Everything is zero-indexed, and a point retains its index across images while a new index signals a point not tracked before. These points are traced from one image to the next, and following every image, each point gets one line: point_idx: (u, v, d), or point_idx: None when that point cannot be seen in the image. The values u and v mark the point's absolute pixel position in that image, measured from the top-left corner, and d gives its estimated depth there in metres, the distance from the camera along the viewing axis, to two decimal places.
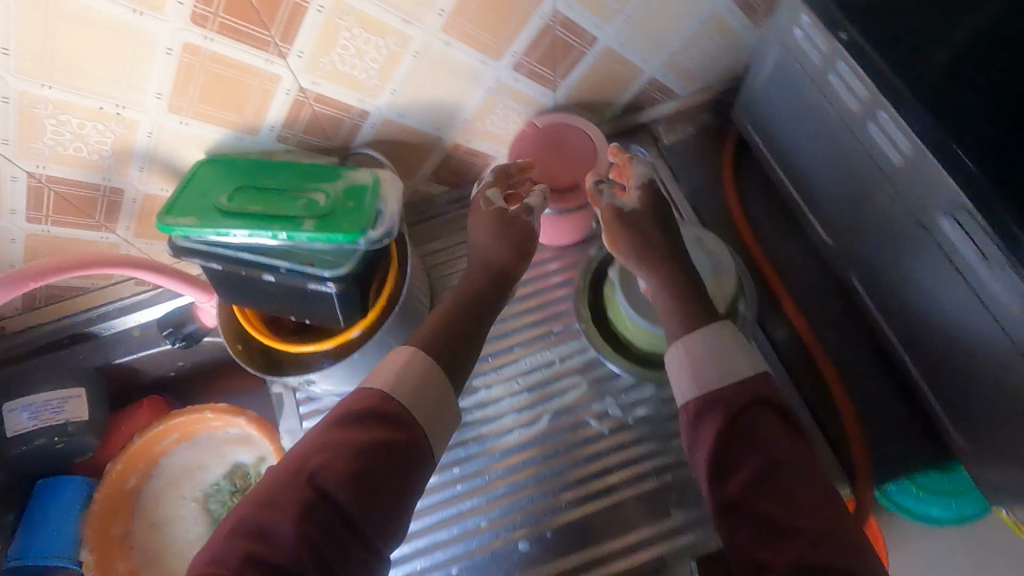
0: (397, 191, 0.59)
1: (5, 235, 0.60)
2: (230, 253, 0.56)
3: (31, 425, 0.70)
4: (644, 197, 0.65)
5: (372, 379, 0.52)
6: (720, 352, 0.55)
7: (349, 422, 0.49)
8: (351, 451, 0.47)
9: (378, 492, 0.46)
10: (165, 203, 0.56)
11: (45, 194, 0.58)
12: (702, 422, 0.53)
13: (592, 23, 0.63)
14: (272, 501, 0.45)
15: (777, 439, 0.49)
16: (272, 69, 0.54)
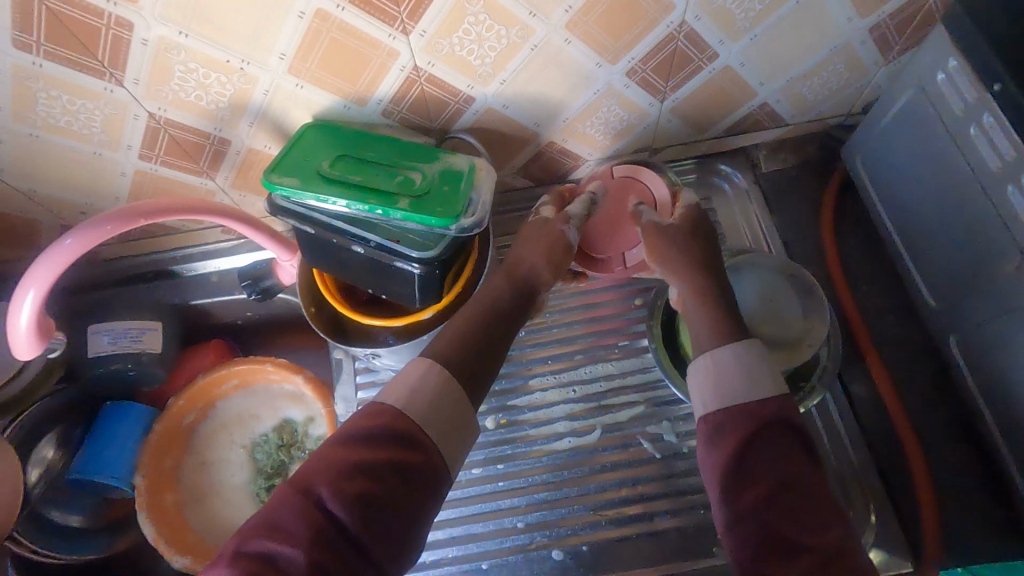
0: (491, 182, 0.58)
1: (116, 168, 0.63)
2: (324, 218, 0.57)
3: (108, 351, 0.73)
4: (685, 217, 0.64)
5: (386, 394, 0.51)
6: (742, 363, 0.54)
7: (360, 438, 0.47)
8: (360, 470, 0.45)
9: (390, 512, 0.44)
10: (270, 162, 0.58)
11: (160, 135, 0.60)
12: (717, 447, 0.50)
13: (716, 38, 0.60)
14: (277, 524, 0.43)
15: (789, 459, 0.46)
16: (393, 44, 0.54)
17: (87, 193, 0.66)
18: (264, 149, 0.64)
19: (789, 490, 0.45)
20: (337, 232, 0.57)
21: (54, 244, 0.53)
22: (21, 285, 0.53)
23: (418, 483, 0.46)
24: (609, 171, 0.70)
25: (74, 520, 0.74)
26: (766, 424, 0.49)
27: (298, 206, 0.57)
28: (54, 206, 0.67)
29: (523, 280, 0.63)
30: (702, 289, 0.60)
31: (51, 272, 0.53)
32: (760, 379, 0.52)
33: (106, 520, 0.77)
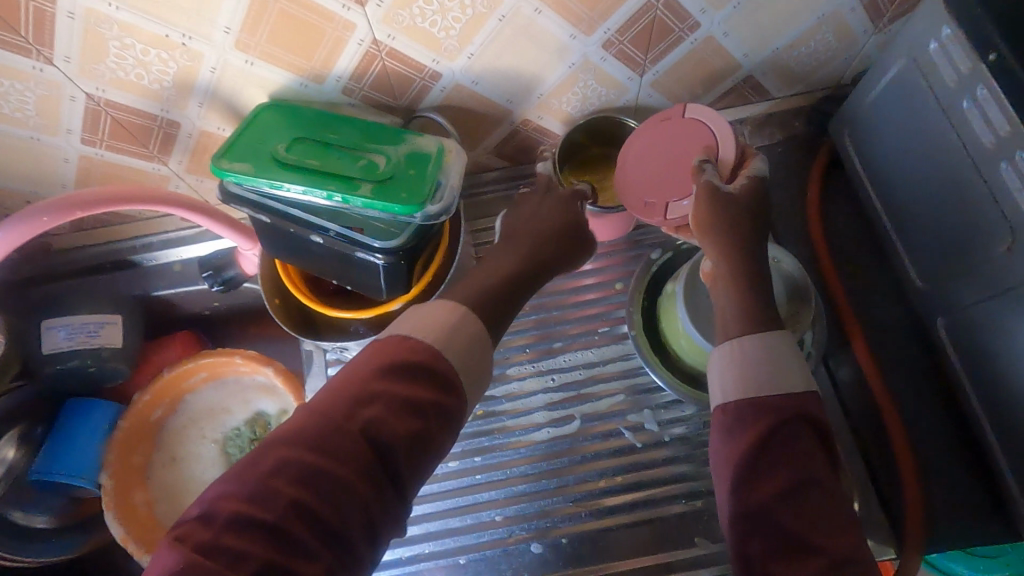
0: (459, 164, 0.55)
1: (58, 153, 0.59)
2: (281, 206, 0.54)
3: (64, 346, 0.69)
4: (745, 190, 0.56)
5: (421, 328, 0.47)
6: (772, 354, 0.50)
7: (396, 368, 0.44)
8: (405, 407, 0.42)
9: (428, 456, 0.43)
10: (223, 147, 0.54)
11: (101, 118, 0.56)
12: (735, 431, 0.48)
13: (698, 6, 0.56)
14: (319, 445, 0.40)
15: (811, 460, 0.44)
16: (348, 16, 0.50)
17: (29, 181, 0.62)
18: (218, 132, 0.60)
19: (809, 488, 0.43)
20: (295, 222, 0.54)
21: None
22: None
23: (453, 427, 0.45)
24: (682, 111, 0.61)
25: (40, 522, 0.72)
26: (791, 420, 0.46)
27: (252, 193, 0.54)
28: None
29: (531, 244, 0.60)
30: (734, 275, 0.55)
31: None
32: (788, 373, 0.49)
33: (72, 521, 0.75)
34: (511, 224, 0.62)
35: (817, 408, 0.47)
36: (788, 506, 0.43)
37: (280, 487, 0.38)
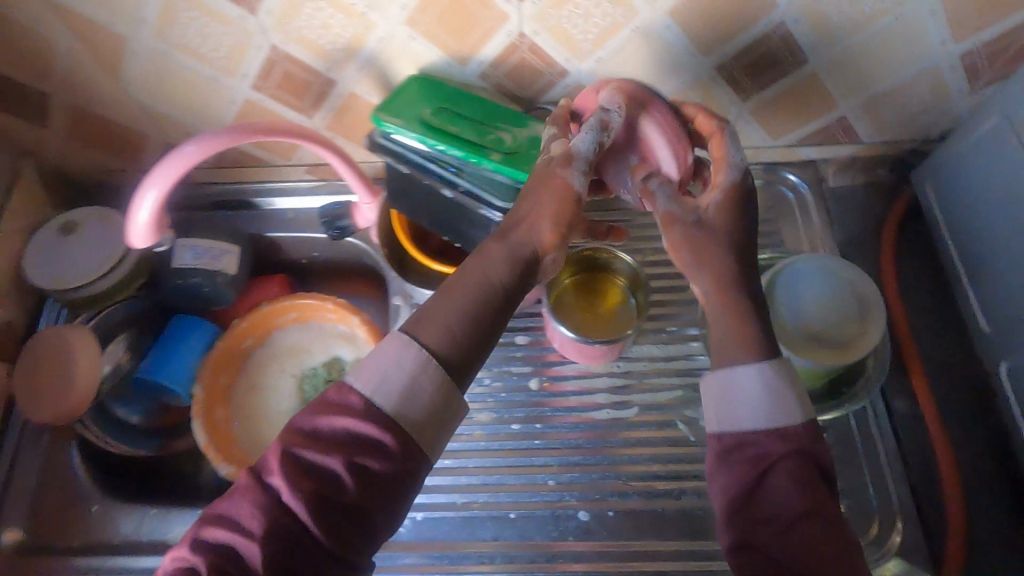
0: (547, 134, 0.59)
1: (229, 94, 0.68)
2: (418, 160, 0.61)
3: (190, 264, 0.77)
4: (720, 206, 0.57)
5: (350, 378, 0.49)
6: (765, 387, 0.51)
7: (310, 433, 0.47)
8: (319, 470, 0.46)
9: (344, 517, 0.45)
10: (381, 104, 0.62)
11: (275, 68, 0.65)
12: (729, 466, 0.50)
13: (810, 44, 0.63)
14: (239, 517, 0.45)
15: (804, 496, 0.46)
16: (506, 9, 0.58)
17: (196, 115, 0.71)
18: (365, 96, 0.68)
19: (801, 523, 0.45)
20: (431, 174, 0.62)
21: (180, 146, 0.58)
22: (144, 185, 0.58)
23: (378, 484, 0.46)
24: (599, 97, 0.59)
25: (135, 419, 0.80)
26: (786, 453, 0.48)
27: (395, 146, 0.62)
28: (165, 123, 0.73)
29: (522, 249, 0.54)
30: (725, 287, 0.55)
31: (174, 170, 0.57)
32: (779, 409, 0.50)
33: (164, 425, 0.82)
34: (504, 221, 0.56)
35: (810, 444, 0.48)
36: (783, 541, 0.45)
37: (206, 560, 0.45)
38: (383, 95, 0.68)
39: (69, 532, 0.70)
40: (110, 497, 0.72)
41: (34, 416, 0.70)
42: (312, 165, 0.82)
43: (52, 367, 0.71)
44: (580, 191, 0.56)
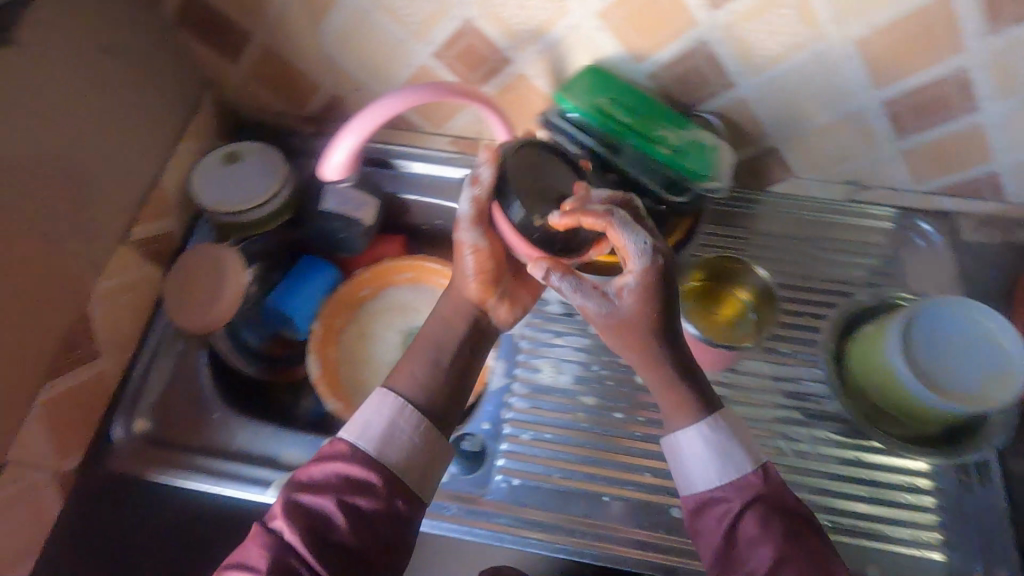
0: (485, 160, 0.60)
1: (410, 57, 0.73)
2: (590, 146, 0.66)
3: (337, 211, 0.83)
4: (640, 288, 0.56)
5: (332, 445, 0.57)
6: (717, 446, 0.58)
7: (302, 484, 0.55)
8: (313, 509, 0.53)
9: (339, 548, 0.52)
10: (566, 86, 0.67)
11: (461, 40, 0.69)
12: (703, 516, 0.57)
13: (987, 93, 0.63)
14: (245, 560, 0.52)
15: (774, 540, 0.53)
16: (697, 15, 0.61)
17: (372, 73, 0.77)
18: (532, 79, 0.72)
19: (780, 562, 0.52)
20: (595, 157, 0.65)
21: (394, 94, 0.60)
22: (350, 125, 0.60)
23: (373, 514, 0.54)
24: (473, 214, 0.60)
25: (253, 342, 0.86)
26: (748, 502, 0.55)
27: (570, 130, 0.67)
28: (340, 77, 0.79)
29: (463, 305, 0.65)
30: (652, 360, 0.59)
31: (383, 114, 0.59)
32: (730, 459, 0.57)
33: (273, 352, 0.87)
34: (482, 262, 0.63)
35: (768, 488, 0.56)
36: None
37: None
38: (550, 81, 0.72)
39: (193, 435, 0.75)
40: (231, 410, 0.78)
41: (180, 321, 0.76)
42: (455, 139, 0.88)
43: (205, 280, 0.77)
44: (483, 244, 0.62)
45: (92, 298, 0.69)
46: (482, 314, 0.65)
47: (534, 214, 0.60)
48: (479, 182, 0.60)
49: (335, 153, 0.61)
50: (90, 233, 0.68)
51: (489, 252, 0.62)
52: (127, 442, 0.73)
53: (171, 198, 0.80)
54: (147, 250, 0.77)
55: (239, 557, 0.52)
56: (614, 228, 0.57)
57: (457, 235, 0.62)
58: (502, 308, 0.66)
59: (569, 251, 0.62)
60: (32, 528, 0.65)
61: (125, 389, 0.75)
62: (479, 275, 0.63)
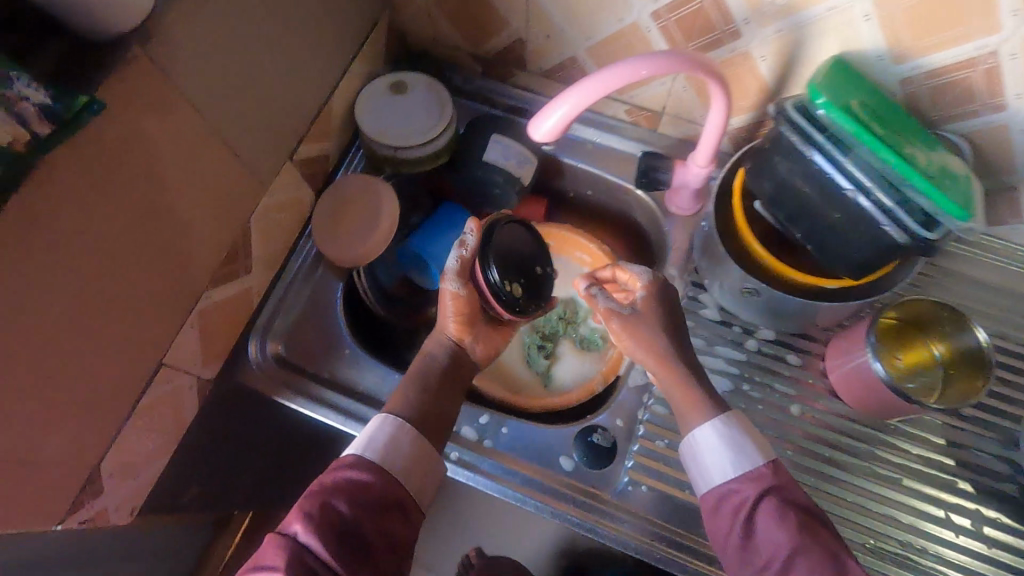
0: (453, 257, 0.63)
1: (622, 13, 0.65)
2: (828, 150, 0.55)
3: (501, 164, 0.78)
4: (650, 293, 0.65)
5: (345, 457, 0.55)
6: (732, 442, 0.58)
7: (318, 490, 0.51)
8: (329, 504, 0.50)
9: (360, 548, 0.49)
10: (819, 75, 0.56)
11: (692, 3, 0.61)
12: (721, 511, 0.55)
13: None
14: (263, 566, 0.47)
15: (791, 528, 0.50)
16: (1003, 21, 0.51)
17: (570, 22, 0.70)
18: (756, 61, 0.64)
19: (799, 551, 0.49)
20: (835, 169, 0.55)
21: (628, 60, 0.51)
22: (568, 90, 0.52)
23: (384, 514, 0.52)
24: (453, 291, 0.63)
25: (384, 281, 0.83)
26: (762, 491, 0.54)
27: (806, 127, 0.56)
28: (533, 19, 0.72)
29: (443, 338, 0.66)
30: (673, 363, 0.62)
31: (613, 81, 0.51)
32: (744, 455, 0.57)
33: (400, 294, 0.85)
34: (465, 309, 0.64)
35: (776, 478, 0.55)
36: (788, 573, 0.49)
37: None
38: (776, 65, 0.64)
39: (320, 362, 0.75)
40: (359, 346, 0.76)
41: (328, 250, 0.74)
42: (632, 108, 0.78)
43: (358, 210, 0.74)
44: (462, 292, 0.63)
45: (254, 215, 0.67)
46: (461, 350, 0.67)
47: (506, 279, 0.62)
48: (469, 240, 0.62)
49: (547, 119, 0.53)
50: (264, 148, 0.65)
51: (471, 297, 0.64)
52: (262, 363, 0.72)
53: (333, 120, 0.76)
54: (306, 171, 0.74)
55: (257, 563, 0.48)
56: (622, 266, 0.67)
57: (442, 284, 0.64)
58: (481, 343, 0.68)
59: (526, 311, 0.64)
60: (172, 433, 0.65)
61: (264, 311, 0.73)
62: (459, 316, 0.64)
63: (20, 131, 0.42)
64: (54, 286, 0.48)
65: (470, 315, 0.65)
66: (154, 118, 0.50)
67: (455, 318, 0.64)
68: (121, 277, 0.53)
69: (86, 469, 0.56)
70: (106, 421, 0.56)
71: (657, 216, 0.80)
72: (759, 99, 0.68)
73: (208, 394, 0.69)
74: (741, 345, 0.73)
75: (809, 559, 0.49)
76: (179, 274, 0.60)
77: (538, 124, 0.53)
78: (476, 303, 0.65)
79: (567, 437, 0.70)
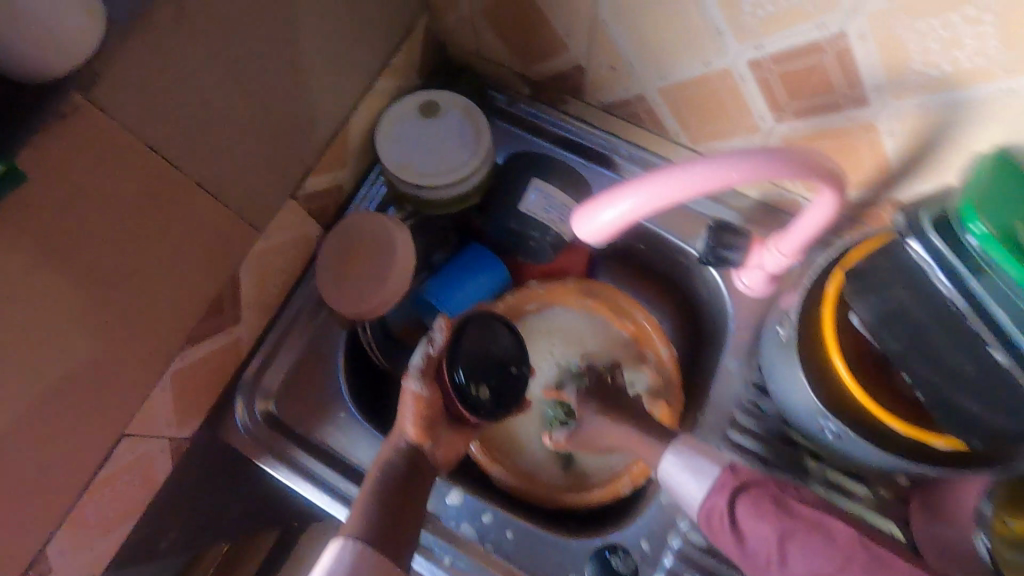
0: (415, 359, 0.54)
1: (710, 55, 0.51)
2: (960, 289, 0.42)
3: (540, 217, 0.66)
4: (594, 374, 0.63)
5: None
6: (686, 458, 0.52)
7: None
8: None
9: None
10: (982, 179, 0.40)
11: (807, 57, 0.46)
12: (716, 532, 0.49)
13: None
14: None
15: (776, 521, 0.46)
16: None
17: (643, 56, 0.56)
18: (881, 135, 0.49)
19: (788, 543, 0.46)
20: (979, 316, 0.41)
21: (719, 155, 0.39)
22: (625, 187, 0.41)
23: None
24: (413, 391, 0.53)
25: (392, 321, 0.72)
26: (733, 498, 0.49)
27: (928, 261, 0.43)
28: (598, 47, 0.58)
29: (398, 444, 0.54)
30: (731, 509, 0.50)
31: (699, 185, 0.39)
32: (703, 465, 0.51)
33: (402, 335, 0.73)
34: (429, 413, 0.54)
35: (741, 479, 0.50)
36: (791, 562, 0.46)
37: None
38: (907, 144, 0.49)
39: (313, 424, 0.66)
40: (357, 409, 0.67)
41: (333, 301, 0.64)
42: None
43: (367, 258, 0.64)
44: (423, 392, 0.53)
45: (246, 263, 0.57)
46: (422, 457, 0.54)
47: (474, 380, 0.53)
48: (437, 336, 0.54)
49: (593, 219, 0.42)
50: (259, 189, 0.55)
51: (432, 400, 0.54)
52: (250, 428, 0.64)
53: (350, 146, 0.65)
54: (312, 205, 0.64)
55: None
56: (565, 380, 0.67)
57: (402, 381, 0.54)
58: (442, 449, 0.56)
59: (494, 415, 0.54)
60: (137, 497, 0.58)
61: (253, 362, 0.65)
62: (416, 419, 0.53)
63: None
64: None
65: (433, 421, 0.54)
66: (111, 179, 0.40)
67: (413, 425, 0.53)
68: (71, 357, 0.44)
69: (31, 553, 0.49)
70: (53, 503, 0.49)
71: (717, 291, 0.66)
72: (874, 176, 0.54)
73: (183, 451, 0.61)
74: (802, 469, 0.60)
75: (800, 544, 0.46)
76: (151, 341, 0.51)
77: (581, 222, 0.43)
78: (436, 406, 0.54)
79: (580, 552, 0.60)
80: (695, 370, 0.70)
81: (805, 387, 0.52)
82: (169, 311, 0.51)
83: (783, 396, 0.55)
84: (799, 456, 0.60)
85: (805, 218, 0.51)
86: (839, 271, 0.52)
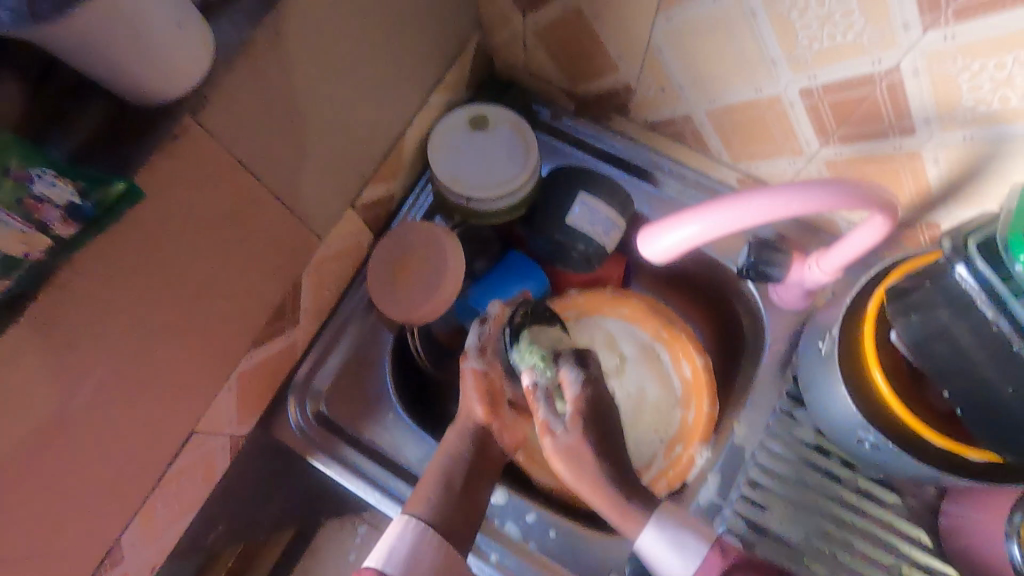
0: (475, 332, 0.60)
1: (762, 82, 0.54)
2: (993, 314, 0.45)
3: (584, 229, 0.69)
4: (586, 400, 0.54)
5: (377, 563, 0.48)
6: (669, 538, 0.50)
7: None
8: None
9: None
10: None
11: (858, 88, 0.49)
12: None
13: None
14: None
15: None
16: None
17: (694, 79, 0.58)
18: (925, 162, 0.52)
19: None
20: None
21: (775, 185, 0.47)
22: (692, 211, 0.49)
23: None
24: (472, 368, 0.58)
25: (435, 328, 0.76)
26: None
27: (968, 288, 0.46)
28: (648, 69, 0.60)
29: (468, 424, 0.58)
30: None
31: (751, 215, 0.47)
32: (686, 546, 0.49)
33: (447, 343, 0.76)
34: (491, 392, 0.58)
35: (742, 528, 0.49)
36: None
37: None
38: (950, 172, 0.51)
39: (361, 424, 0.69)
40: (404, 411, 0.70)
41: (385, 307, 0.67)
42: (747, 179, 0.66)
43: (419, 265, 0.67)
44: (483, 368, 0.58)
45: (307, 271, 0.60)
46: (488, 436, 0.58)
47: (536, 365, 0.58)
48: (491, 319, 0.60)
49: (659, 238, 0.51)
50: (325, 200, 0.57)
51: (495, 381, 0.58)
52: (304, 427, 0.67)
53: (404, 158, 0.68)
54: (367, 214, 0.66)
55: None
56: (558, 372, 0.56)
57: (462, 362, 0.59)
58: (508, 430, 0.59)
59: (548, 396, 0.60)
60: (199, 491, 0.61)
61: (306, 364, 0.68)
62: (483, 398, 0.58)
63: (38, 238, 0.34)
64: (88, 376, 0.42)
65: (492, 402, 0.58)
66: (207, 191, 0.43)
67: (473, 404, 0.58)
68: (159, 358, 0.47)
69: (107, 542, 0.52)
70: (132, 496, 0.52)
71: (753, 304, 0.69)
72: (915, 200, 0.56)
73: (241, 448, 0.64)
74: (836, 478, 0.62)
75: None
76: (224, 343, 0.53)
77: (647, 240, 0.53)
78: (501, 389, 0.58)
79: (621, 552, 0.63)
80: (729, 379, 0.72)
81: (844, 398, 0.55)
82: (240, 316, 0.53)
83: (823, 406, 0.58)
84: (832, 464, 0.62)
85: (849, 241, 0.54)
86: (881, 291, 0.54)
